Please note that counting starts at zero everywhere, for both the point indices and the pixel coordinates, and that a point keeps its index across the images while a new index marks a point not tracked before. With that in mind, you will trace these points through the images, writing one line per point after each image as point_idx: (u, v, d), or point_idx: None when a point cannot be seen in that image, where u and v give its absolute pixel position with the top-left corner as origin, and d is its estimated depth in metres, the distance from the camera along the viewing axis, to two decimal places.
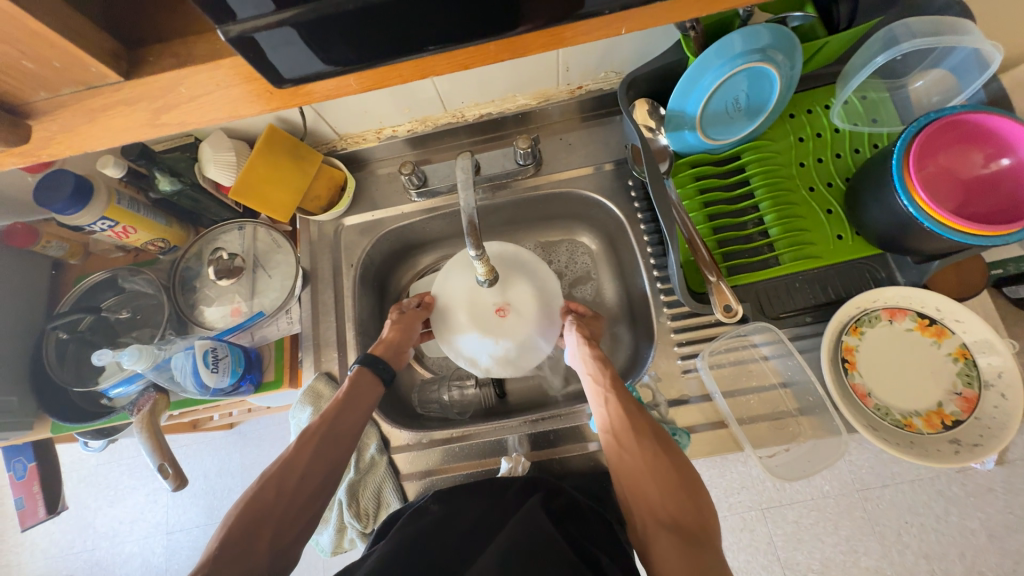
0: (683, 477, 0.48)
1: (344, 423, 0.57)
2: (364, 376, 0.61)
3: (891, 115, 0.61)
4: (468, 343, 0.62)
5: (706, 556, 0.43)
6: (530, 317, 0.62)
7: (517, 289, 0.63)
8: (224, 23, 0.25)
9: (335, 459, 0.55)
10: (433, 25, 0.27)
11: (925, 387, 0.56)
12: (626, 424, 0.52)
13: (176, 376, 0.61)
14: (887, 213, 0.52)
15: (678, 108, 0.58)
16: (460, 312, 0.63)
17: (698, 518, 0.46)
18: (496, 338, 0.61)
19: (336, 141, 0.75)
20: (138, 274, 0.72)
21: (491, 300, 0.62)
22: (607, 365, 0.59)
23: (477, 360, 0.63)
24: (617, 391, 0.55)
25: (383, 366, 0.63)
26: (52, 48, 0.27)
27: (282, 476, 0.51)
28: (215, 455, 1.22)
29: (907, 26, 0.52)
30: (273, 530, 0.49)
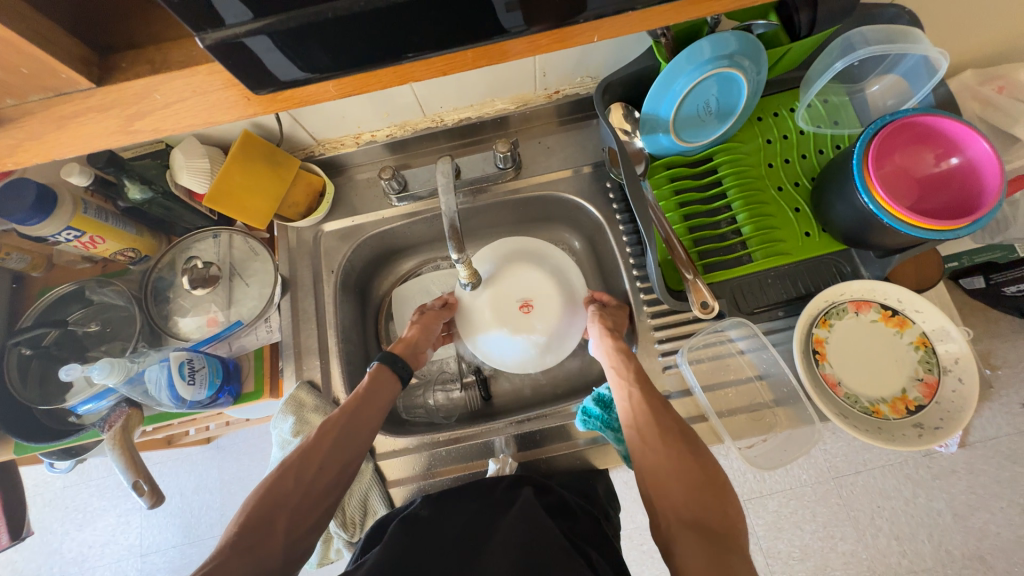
0: (708, 473, 0.48)
1: (361, 420, 0.56)
2: (384, 373, 0.60)
3: (851, 117, 0.64)
4: (496, 339, 0.69)
5: (730, 555, 0.43)
6: (552, 311, 0.70)
7: (539, 285, 0.71)
8: (203, 30, 0.25)
9: (353, 453, 0.54)
10: (413, 34, 0.28)
11: (889, 375, 0.58)
12: (647, 409, 0.53)
13: (150, 390, 0.59)
14: (849, 210, 0.55)
15: (652, 111, 0.60)
16: (485, 312, 0.71)
17: (719, 514, 0.46)
18: (523, 333, 0.68)
19: (313, 147, 0.75)
20: (108, 286, 0.70)
21: (513, 299, 0.70)
22: (629, 358, 0.60)
23: (510, 356, 0.69)
24: (638, 379, 0.57)
25: (402, 364, 0.62)
26: (18, 53, 0.26)
27: (299, 468, 0.50)
28: (192, 471, 1.18)
29: (863, 34, 0.55)
30: (288, 518, 0.48)
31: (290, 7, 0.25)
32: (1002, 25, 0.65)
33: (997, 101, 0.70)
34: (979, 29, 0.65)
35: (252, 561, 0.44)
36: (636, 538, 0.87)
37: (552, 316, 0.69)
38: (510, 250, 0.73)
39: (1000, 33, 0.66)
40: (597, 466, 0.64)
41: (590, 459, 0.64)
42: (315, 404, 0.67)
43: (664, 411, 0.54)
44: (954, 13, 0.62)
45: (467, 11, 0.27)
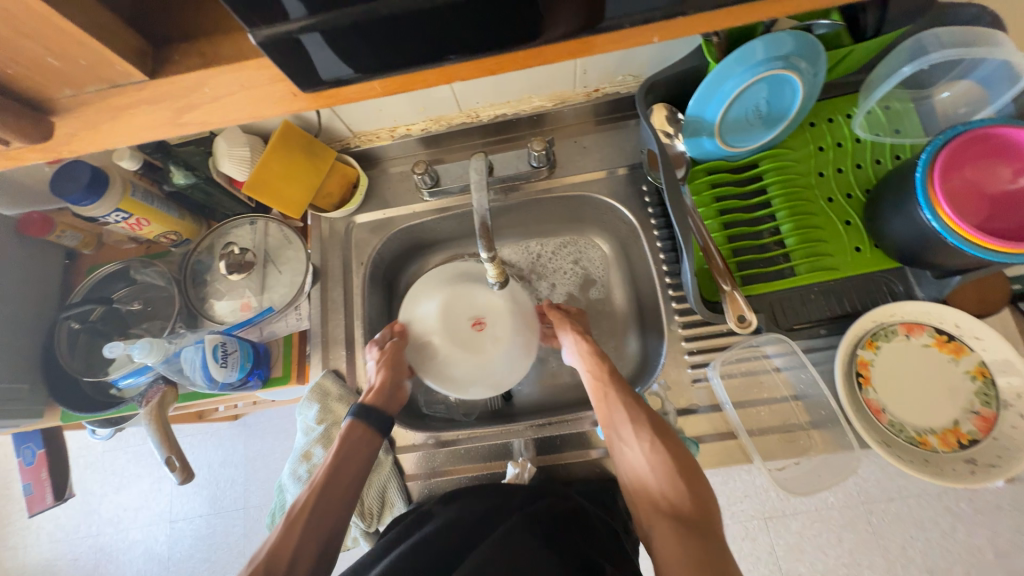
0: (683, 465, 0.51)
1: (333, 495, 0.55)
2: (356, 432, 0.59)
3: (914, 125, 0.60)
4: (454, 367, 0.59)
5: (705, 539, 0.46)
6: (508, 330, 0.60)
7: (492, 302, 0.62)
8: (257, 27, 0.25)
9: (327, 536, 0.53)
10: (463, 35, 0.27)
11: (940, 405, 0.54)
12: (621, 409, 0.56)
13: (185, 369, 0.61)
14: (908, 227, 0.51)
15: (697, 114, 0.57)
16: (437, 339, 0.60)
17: (696, 503, 0.49)
18: (479, 355, 0.59)
19: (349, 138, 0.75)
20: (150, 266, 0.72)
21: (464, 318, 0.60)
22: (603, 359, 0.61)
23: (464, 384, 0.60)
24: (612, 378, 0.59)
25: (377, 415, 0.60)
26: (78, 45, 0.27)
27: (270, 564, 0.49)
28: (220, 446, 1.22)
29: (936, 36, 0.51)
30: None
31: (344, 4, 0.25)
32: None
33: None
34: None
35: None
36: None
37: (509, 332, 0.61)
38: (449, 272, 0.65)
39: None
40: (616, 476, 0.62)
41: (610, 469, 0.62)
42: (340, 394, 0.68)
43: (637, 408, 0.55)
44: None
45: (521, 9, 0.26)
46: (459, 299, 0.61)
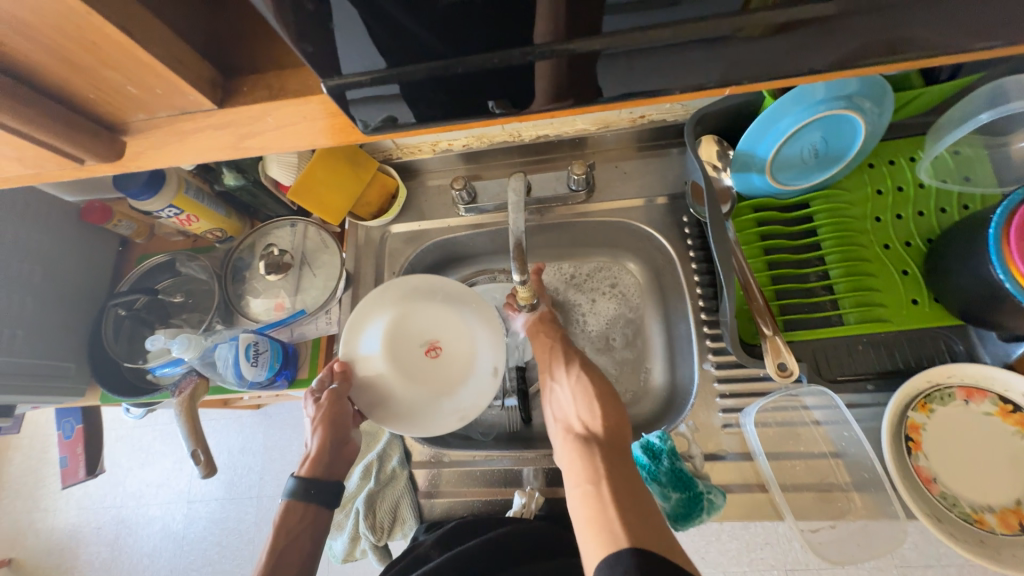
0: (601, 394, 0.59)
1: None
2: (292, 516, 0.56)
3: (986, 174, 0.56)
4: (411, 399, 0.58)
5: (608, 450, 0.52)
6: (466, 352, 0.60)
7: (445, 324, 0.61)
8: (330, 77, 0.28)
9: None
10: (523, 87, 0.29)
11: (1001, 481, 0.50)
12: (564, 357, 0.65)
13: (218, 365, 0.63)
14: (976, 286, 0.48)
15: (748, 149, 0.55)
16: (387, 373, 0.59)
17: (607, 427, 0.55)
18: (440, 382, 0.59)
19: (392, 150, 0.76)
20: (195, 260, 0.75)
21: (415, 346, 0.60)
22: (550, 320, 0.70)
23: (427, 415, 0.58)
24: (561, 335, 0.68)
25: (315, 489, 0.58)
26: (157, 76, 0.28)
27: None
28: (241, 432, 1.26)
29: (1020, 82, 0.48)
30: None
31: (418, 60, 0.27)
32: None
33: None
34: None
35: None
36: None
37: (464, 349, 0.60)
38: (398, 289, 0.62)
39: None
40: None
41: None
42: None
43: (576, 357, 0.64)
44: None
45: (581, 70, 0.28)
46: (409, 323, 0.61)
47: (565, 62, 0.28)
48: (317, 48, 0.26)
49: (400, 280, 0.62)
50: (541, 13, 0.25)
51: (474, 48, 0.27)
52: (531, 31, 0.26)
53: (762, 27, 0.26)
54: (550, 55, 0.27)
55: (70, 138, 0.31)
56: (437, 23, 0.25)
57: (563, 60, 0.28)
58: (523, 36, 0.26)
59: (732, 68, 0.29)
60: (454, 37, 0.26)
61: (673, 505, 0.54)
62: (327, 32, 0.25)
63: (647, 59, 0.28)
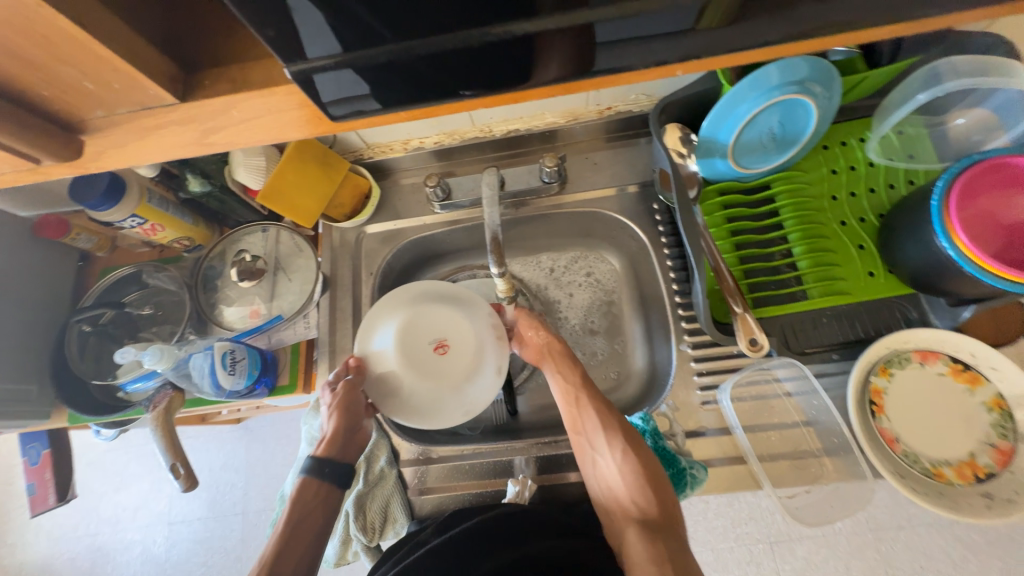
0: (650, 472, 0.55)
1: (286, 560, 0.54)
2: (307, 491, 0.58)
3: (928, 152, 0.59)
4: (418, 396, 0.57)
5: (670, 541, 0.51)
6: (474, 349, 0.59)
7: (452, 323, 0.59)
8: (292, 61, 0.28)
9: None
10: (484, 72, 0.30)
11: (956, 436, 0.53)
12: (596, 416, 0.59)
13: (194, 375, 0.62)
14: (922, 254, 0.51)
15: (710, 135, 0.57)
16: (396, 369, 0.58)
17: (661, 508, 0.53)
18: (446, 380, 0.57)
19: (363, 150, 0.76)
20: (162, 271, 0.73)
21: (424, 343, 0.58)
22: (574, 364, 0.64)
23: (434, 411, 0.58)
24: (585, 384, 0.62)
25: (330, 468, 0.59)
26: (115, 71, 0.28)
27: None
28: (221, 449, 1.22)
29: (952, 64, 0.51)
30: None
31: (378, 44, 0.27)
32: None
33: None
34: None
35: None
36: None
37: (472, 348, 0.59)
38: (410, 294, 0.62)
39: None
40: None
41: None
42: None
43: (609, 415, 0.59)
44: None
45: (542, 53, 0.29)
46: (419, 321, 0.59)
47: (521, 43, 0.28)
48: (272, 37, 0.26)
49: (411, 286, 0.63)
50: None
51: (432, 32, 0.27)
52: (487, 12, 0.27)
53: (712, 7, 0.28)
54: (507, 36, 0.28)
55: (24, 139, 0.30)
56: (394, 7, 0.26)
57: (520, 43, 0.28)
58: (479, 18, 0.27)
59: (683, 48, 0.30)
60: (410, 20, 0.27)
61: None
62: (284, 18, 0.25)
63: (604, 40, 0.29)
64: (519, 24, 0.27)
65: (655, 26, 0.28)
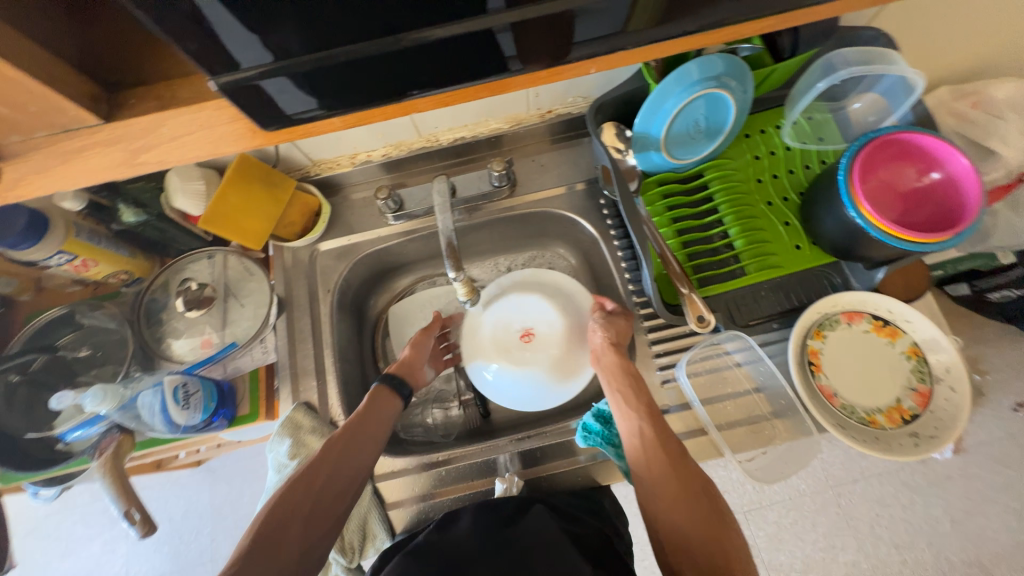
0: (724, 529, 0.47)
1: (367, 428, 0.58)
2: (381, 394, 0.62)
3: (834, 133, 0.66)
4: (505, 374, 0.65)
5: None
6: (557, 335, 0.66)
7: (538, 313, 0.67)
8: (218, 73, 0.28)
9: (358, 466, 0.56)
10: (411, 73, 0.32)
11: (885, 385, 0.59)
12: (662, 455, 0.50)
13: (144, 416, 0.58)
14: (837, 223, 0.57)
15: (643, 130, 0.61)
16: (491, 350, 0.66)
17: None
18: (531, 366, 0.65)
19: (309, 167, 0.75)
20: (98, 309, 0.69)
21: (515, 329, 0.67)
22: (643, 394, 0.56)
23: (518, 390, 0.65)
24: (650, 414, 0.54)
25: (399, 381, 0.65)
26: (30, 94, 0.28)
27: (307, 478, 0.52)
28: (182, 495, 1.14)
29: (843, 55, 0.57)
30: (301, 525, 0.50)
31: (303, 53, 0.29)
32: (957, 50, 0.71)
33: (971, 116, 0.76)
34: (940, 51, 0.70)
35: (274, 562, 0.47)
36: (643, 553, 0.85)
37: (554, 338, 0.66)
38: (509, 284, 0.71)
39: (957, 57, 0.72)
40: (599, 481, 0.64)
41: (592, 476, 0.64)
42: (312, 426, 0.66)
43: (679, 459, 0.50)
44: (917, 37, 0.66)
45: (464, 55, 0.32)
46: (510, 310, 0.68)
47: (445, 46, 0.31)
48: (201, 48, 0.27)
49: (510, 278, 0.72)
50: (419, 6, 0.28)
51: (363, 36, 0.29)
52: (414, 17, 0.29)
53: (639, 8, 0.31)
54: (428, 42, 0.30)
55: None
56: (323, 14, 0.27)
57: (437, 47, 0.30)
58: (407, 23, 0.29)
59: (594, 47, 0.33)
60: (339, 27, 0.28)
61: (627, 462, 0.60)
62: (212, 28, 0.26)
63: (521, 41, 0.32)
64: (446, 28, 0.30)
65: (571, 26, 0.31)
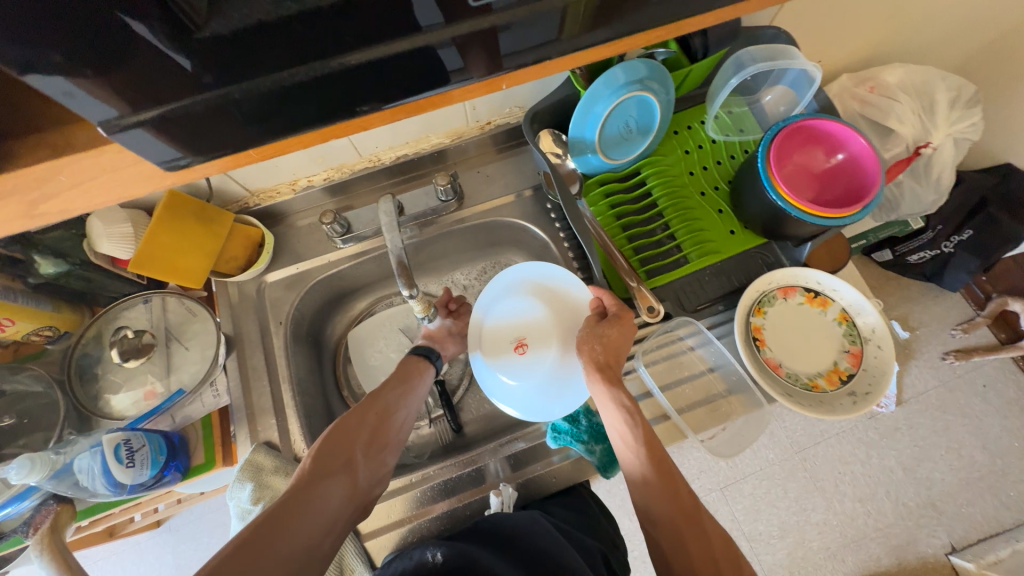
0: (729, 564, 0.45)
1: (408, 374, 0.64)
2: (410, 360, 0.66)
3: (753, 125, 0.72)
4: (510, 389, 0.61)
5: None
6: (553, 337, 0.62)
7: (525, 321, 0.64)
8: (109, 118, 0.27)
9: (402, 407, 0.61)
10: (330, 96, 0.30)
11: (822, 351, 0.64)
12: (668, 505, 0.47)
13: (83, 481, 0.54)
14: (762, 206, 0.61)
15: (578, 134, 0.63)
16: (489, 368, 0.63)
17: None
18: (527, 376, 0.61)
19: (247, 198, 0.72)
20: (22, 371, 0.62)
21: (506, 342, 0.63)
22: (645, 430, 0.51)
23: (528, 404, 0.60)
24: (655, 454, 0.50)
25: (424, 347, 0.68)
26: None
27: (362, 412, 0.57)
28: (142, 561, 1.06)
29: (750, 54, 0.62)
30: (363, 450, 0.55)
31: (199, 92, 0.27)
32: (850, 42, 0.78)
33: (871, 99, 0.83)
34: (836, 44, 0.77)
35: (343, 478, 0.51)
36: (633, 545, 0.87)
37: (549, 342, 0.62)
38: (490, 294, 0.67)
39: (850, 49, 0.80)
40: (576, 478, 0.64)
41: (568, 476, 0.64)
42: (275, 466, 0.63)
43: (689, 513, 0.48)
44: (816, 32, 0.73)
45: (380, 76, 0.30)
46: (498, 322, 0.64)
47: (363, 72, 0.29)
48: (88, 90, 0.25)
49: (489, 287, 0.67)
50: (324, 31, 0.27)
51: (272, 66, 0.27)
52: (323, 47, 0.27)
53: (571, 10, 0.30)
54: (343, 68, 0.28)
55: None
56: (220, 51, 0.26)
57: (350, 74, 0.29)
58: (314, 51, 0.27)
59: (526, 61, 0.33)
60: (239, 59, 0.27)
61: (599, 456, 0.62)
62: (114, 70, 0.25)
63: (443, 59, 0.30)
64: (363, 50, 0.28)
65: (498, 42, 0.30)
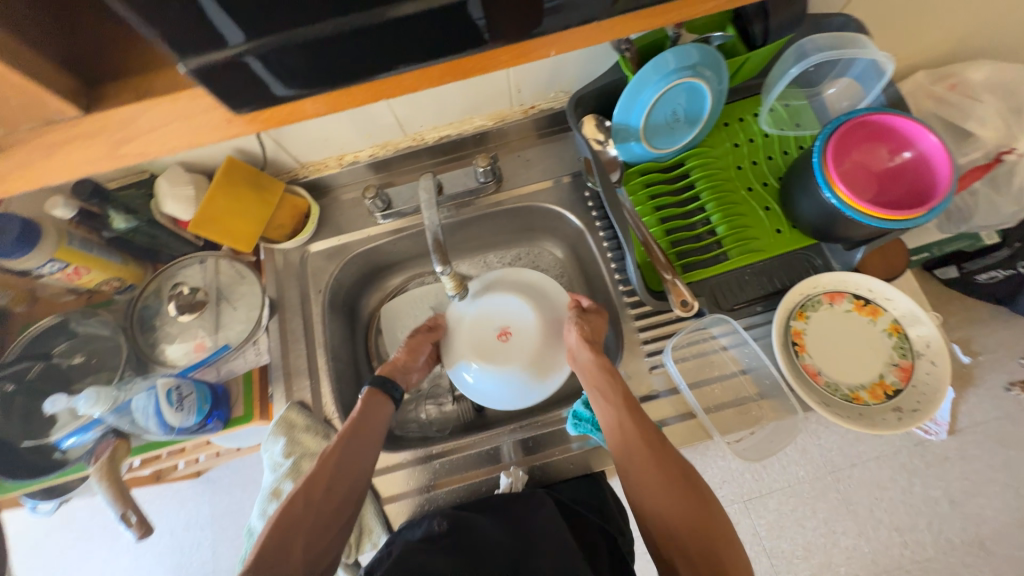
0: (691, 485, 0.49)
1: (366, 427, 0.59)
2: (375, 400, 0.61)
3: (810, 119, 0.68)
4: (485, 374, 0.63)
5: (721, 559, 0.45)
6: (534, 331, 0.65)
7: (511, 312, 0.66)
8: (186, 57, 0.28)
9: (355, 479, 0.56)
10: (382, 43, 0.31)
11: (868, 363, 0.60)
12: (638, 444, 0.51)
13: (138, 419, 0.59)
14: (814, 205, 0.58)
15: (623, 121, 0.62)
16: (468, 353, 0.64)
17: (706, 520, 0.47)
18: (505, 365, 0.63)
19: (297, 169, 0.76)
20: (92, 316, 0.69)
21: (489, 331, 0.65)
22: (614, 378, 0.56)
23: (501, 391, 0.63)
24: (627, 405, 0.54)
25: (391, 385, 0.64)
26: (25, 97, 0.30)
27: (308, 488, 0.53)
28: (183, 507, 1.15)
29: (813, 41, 0.58)
30: (304, 539, 0.51)
31: (265, 33, 0.29)
32: (930, 35, 0.72)
33: (948, 98, 0.77)
34: (914, 35, 0.72)
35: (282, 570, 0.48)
36: None
37: (531, 335, 0.64)
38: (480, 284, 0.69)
39: (930, 42, 0.74)
40: (593, 468, 0.64)
41: (585, 464, 0.64)
42: (306, 424, 0.66)
43: (663, 456, 0.50)
44: (893, 21, 0.68)
45: (430, 27, 0.30)
46: (484, 311, 0.66)
47: (415, 21, 0.30)
48: (169, 27, 0.27)
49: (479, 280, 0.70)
50: None
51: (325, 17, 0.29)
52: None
53: None
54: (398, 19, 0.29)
55: None
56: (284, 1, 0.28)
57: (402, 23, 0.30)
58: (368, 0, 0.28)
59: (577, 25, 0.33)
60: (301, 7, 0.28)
61: None
62: (194, 14, 0.27)
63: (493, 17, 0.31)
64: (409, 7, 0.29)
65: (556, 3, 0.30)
